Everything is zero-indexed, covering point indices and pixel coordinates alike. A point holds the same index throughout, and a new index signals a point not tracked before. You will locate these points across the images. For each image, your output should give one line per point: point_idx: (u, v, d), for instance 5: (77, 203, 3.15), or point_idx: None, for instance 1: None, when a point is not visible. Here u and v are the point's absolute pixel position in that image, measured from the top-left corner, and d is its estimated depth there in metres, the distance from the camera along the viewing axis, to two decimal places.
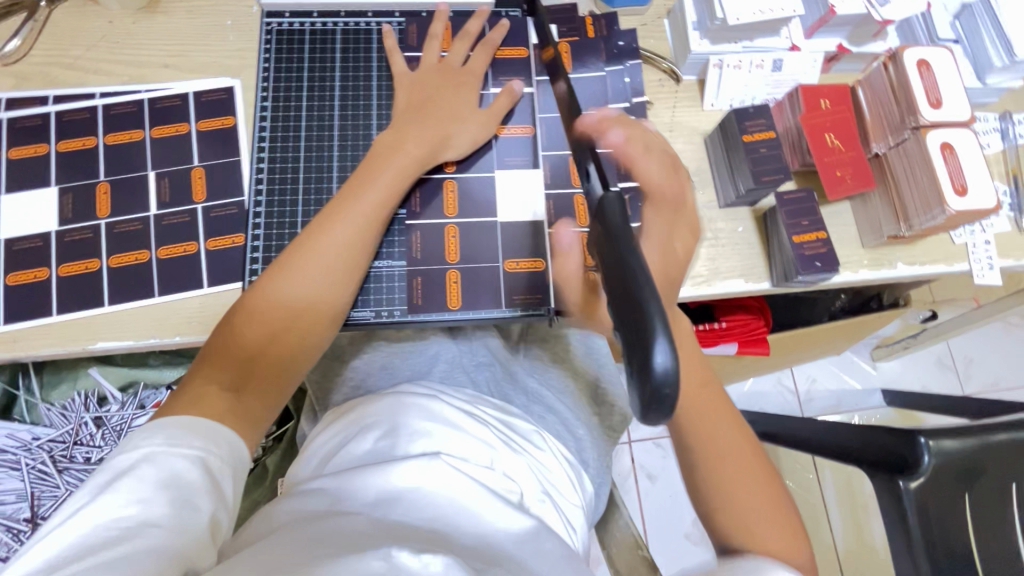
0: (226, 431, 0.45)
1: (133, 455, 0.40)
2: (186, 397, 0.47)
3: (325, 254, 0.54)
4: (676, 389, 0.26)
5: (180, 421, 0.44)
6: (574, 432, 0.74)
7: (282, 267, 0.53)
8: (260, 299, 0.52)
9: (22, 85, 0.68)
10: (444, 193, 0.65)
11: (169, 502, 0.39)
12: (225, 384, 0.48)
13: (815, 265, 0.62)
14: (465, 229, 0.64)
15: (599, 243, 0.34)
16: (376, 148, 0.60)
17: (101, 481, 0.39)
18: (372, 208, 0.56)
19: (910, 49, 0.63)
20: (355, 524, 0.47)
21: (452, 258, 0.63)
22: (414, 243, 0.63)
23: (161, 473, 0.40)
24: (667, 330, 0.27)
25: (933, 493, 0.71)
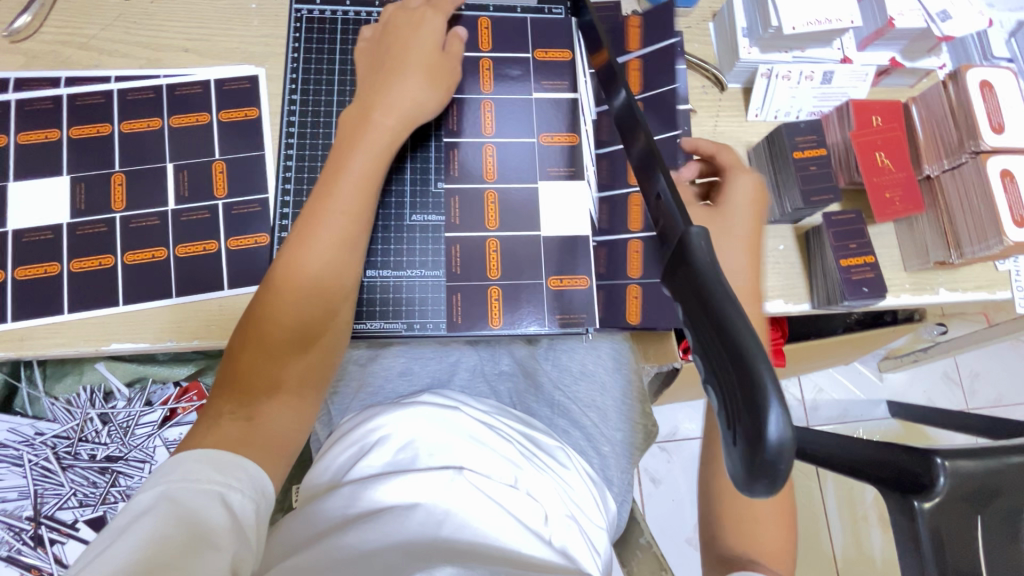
0: (251, 466, 0.42)
1: (152, 494, 0.38)
2: (207, 429, 0.44)
3: (317, 254, 0.51)
4: (791, 462, 0.24)
5: (202, 455, 0.41)
6: (598, 448, 0.73)
7: (281, 280, 0.50)
8: (267, 313, 0.49)
9: (33, 65, 0.64)
10: (485, 207, 0.63)
11: (187, 538, 0.36)
12: (238, 411, 0.46)
13: (863, 291, 0.61)
14: (506, 243, 0.62)
15: (681, 286, 0.32)
16: (344, 129, 0.56)
17: (116, 524, 0.37)
18: (357, 197, 0.53)
19: (973, 69, 0.60)
20: (377, 542, 0.47)
21: (493, 274, 0.61)
22: (453, 257, 0.61)
23: (180, 508, 0.37)
24: (779, 394, 0.25)
25: (948, 519, 0.66)
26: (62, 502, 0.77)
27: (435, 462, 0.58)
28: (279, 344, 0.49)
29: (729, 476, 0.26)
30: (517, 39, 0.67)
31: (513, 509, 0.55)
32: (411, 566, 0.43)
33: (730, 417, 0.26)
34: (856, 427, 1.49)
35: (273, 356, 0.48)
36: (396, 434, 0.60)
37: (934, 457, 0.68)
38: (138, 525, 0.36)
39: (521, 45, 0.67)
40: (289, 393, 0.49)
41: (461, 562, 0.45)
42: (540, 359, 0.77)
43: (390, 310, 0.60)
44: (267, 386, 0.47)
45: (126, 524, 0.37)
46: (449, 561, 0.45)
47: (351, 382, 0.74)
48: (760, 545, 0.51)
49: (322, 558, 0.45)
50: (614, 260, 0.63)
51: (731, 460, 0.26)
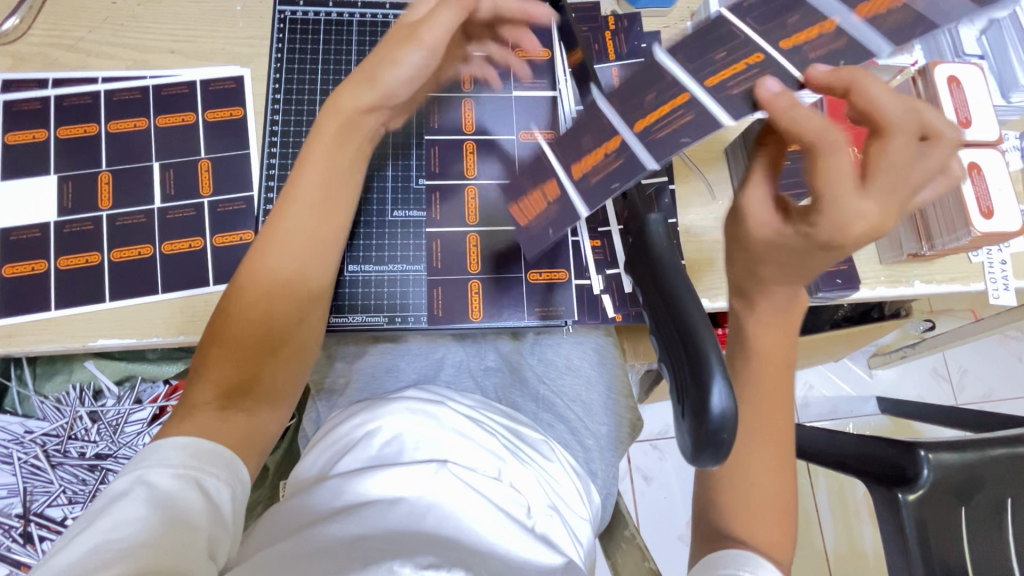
0: (228, 452, 0.43)
1: (129, 479, 0.39)
2: (185, 421, 0.45)
3: (294, 252, 0.51)
4: (735, 432, 0.25)
5: (182, 443, 0.42)
6: (582, 442, 0.74)
7: (256, 278, 0.50)
8: (242, 308, 0.50)
9: (20, 67, 0.65)
10: (466, 203, 0.64)
11: (166, 521, 0.37)
12: (214, 404, 0.47)
13: (836, 282, 0.62)
14: (487, 238, 0.63)
15: (640, 271, 0.33)
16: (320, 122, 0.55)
17: (93, 508, 0.38)
18: (338, 198, 0.54)
19: (941, 65, 0.62)
20: (357, 531, 0.48)
21: (474, 269, 0.62)
22: (434, 252, 0.62)
23: (160, 494, 0.38)
24: (724, 368, 0.26)
25: (932, 510, 0.67)
26: (52, 499, 0.78)
27: (420, 455, 0.59)
28: (254, 339, 0.49)
29: (679, 448, 0.28)
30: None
31: (495, 500, 0.56)
32: (390, 552, 0.44)
33: (680, 391, 0.27)
34: (846, 423, 1.50)
35: (249, 351, 0.49)
36: (381, 428, 0.61)
37: (918, 449, 0.68)
38: (118, 508, 0.37)
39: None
40: (265, 386, 0.50)
41: (439, 549, 0.46)
42: (525, 353, 0.78)
43: (372, 304, 0.61)
44: (245, 380, 0.48)
45: (105, 508, 0.37)
46: (429, 548, 0.46)
47: (338, 378, 0.75)
48: (759, 536, 0.48)
49: (301, 548, 0.46)
50: (609, 252, 0.63)
51: (680, 431, 0.27)
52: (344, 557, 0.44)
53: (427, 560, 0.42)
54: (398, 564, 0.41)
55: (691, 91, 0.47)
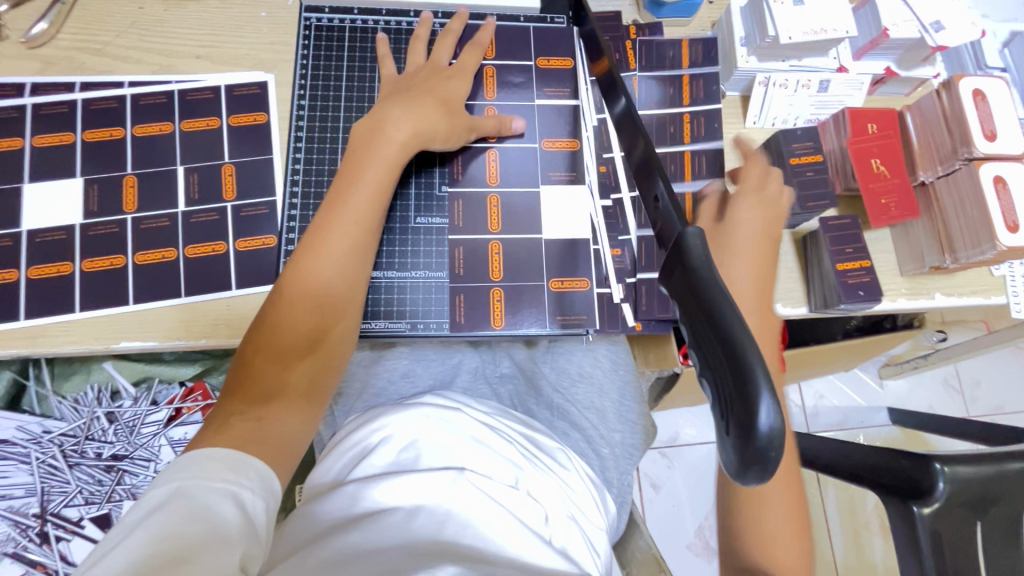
0: (259, 463, 0.43)
1: (165, 489, 0.39)
2: (227, 429, 0.45)
3: (326, 261, 0.53)
4: (781, 449, 0.25)
5: (217, 454, 0.42)
6: (599, 451, 0.73)
7: (290, 286, 0.52)
8: (273, 322, 0.51)
9: (48, 70, 0.66)
10: (488, 210, 0.64)
11: (201, 535, 0.37)
12: (248, 415, 0.47)
13: (858, 294, 0.62)
14: (509, 245, 0.63)
15: (677, 286, 0.33)
16: (358, 136, 0.58)
17: (130, 519, 0.38)
18: (365, 207, 0.55)
19: (965, 79, 0.62)
20: (381, 541, 0.48)
21: (496, 275, 0.62)
22: (457, 259, 0.63)
23: (193, 505, 0.38)
24: (771, 387, 0.25)
25: (950, 525, 0.66)
26: (68, 499, 0.78)
27: (436, 462, 0.59)
28: (283, 346, 0.50)
29: (722, 464, 0.27)
30: (520, 47, 0.69)
31: (512, 509, 0.56)
32: (410, 567, 0.44)
33: (723, 408, 0.27)
34: (857, 433, 1.49)
35: (280, 357, 0.50)
36: (399, 433, 0.61)
37: (934, 462, 0.67)
38: (153, 520, 0.37)
39: (525, 53, 0.69)
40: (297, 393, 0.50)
41: (461, 561, 0.46)
42: (538, 362, 0.78)
43: (395, 310, 0.62)
44: (275, 388, 0.49)
45: (142, 518, 0.38)
46: (450, 559, 0.46)
47: (355, 383, 0.75)
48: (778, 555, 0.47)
49: (324, 556, 0.45)
50: (628, 259, 0.64)
51: (724, 448, 0.27)
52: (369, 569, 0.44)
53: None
54: None
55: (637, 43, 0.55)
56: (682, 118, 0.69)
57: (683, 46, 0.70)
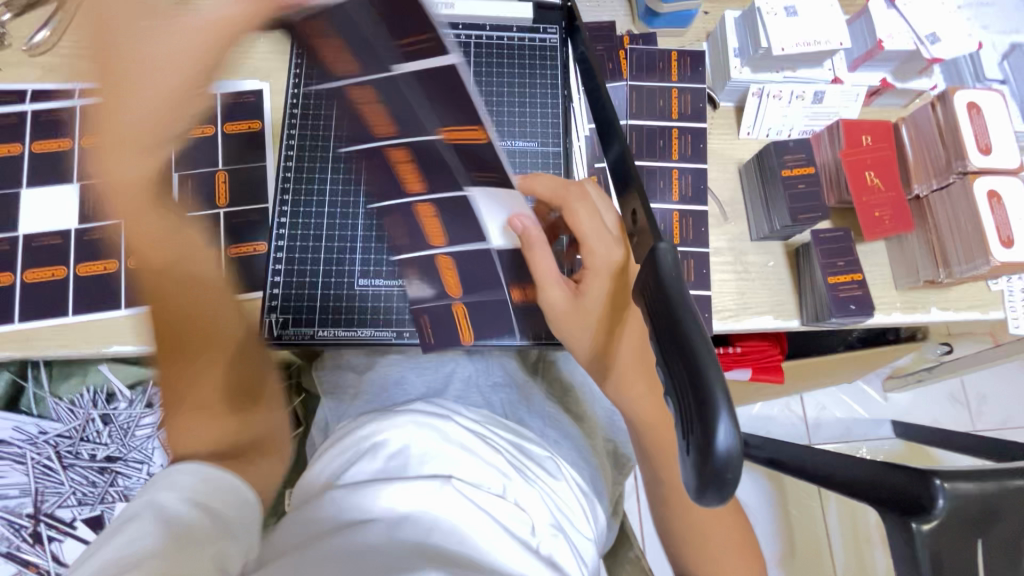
0: (232, 480, 0.46)
1: (141, 502, 0.43)
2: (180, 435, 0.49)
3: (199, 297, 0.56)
4: (739, 470, 0.25)
5: (194, 469, 0.46)
6: (587, 460, 0.74)
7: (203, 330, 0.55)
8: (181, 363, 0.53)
9: (49, 77, 0.67)
10: (441, 272, 0.57)
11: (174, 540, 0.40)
12: (218, 411, 0.51)
13: (850, 308, 0.61)
14: (473, 307, 0.61)
15: (649, 301, 0.32)
16: (110, 63, 0.49)
17: (112, 527, 0.41)
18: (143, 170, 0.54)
19: (960, 91, 0.61)
20: (365, 545, 0.48)
21: (456, 293, 0.59)
22: (425, 328, 0.61)
23: (164, 514, 0.41)
24: (730, 403, 0.25)
25: (948, 543, 0.65)
26: (61, 500, 0.81)
27: (424, 469, 0.58)
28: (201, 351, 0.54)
29: (684, 482, 0.27)
30: None
31: (497, 517, 0.55)
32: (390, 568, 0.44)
33: (684, 424, 0.27)
34: (859, 446, 1.47)
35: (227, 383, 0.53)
36: (388, 440, 0.61)
37: (935, 478, 0.65)
38: (129, 528, 0.40)
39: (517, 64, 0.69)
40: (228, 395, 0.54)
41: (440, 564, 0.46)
42: (528, 371, 0.80)
43: (384, 317, 0.63)
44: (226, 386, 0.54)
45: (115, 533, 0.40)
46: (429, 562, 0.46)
47: (348, 389, 0.76)
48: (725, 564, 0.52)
49: (310, 558, 0.46)
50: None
51: (685, 466, 0.27)
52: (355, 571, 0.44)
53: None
54: None
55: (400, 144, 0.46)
56: (671, 132, 0.69)
57: (672, 58, 0.70)
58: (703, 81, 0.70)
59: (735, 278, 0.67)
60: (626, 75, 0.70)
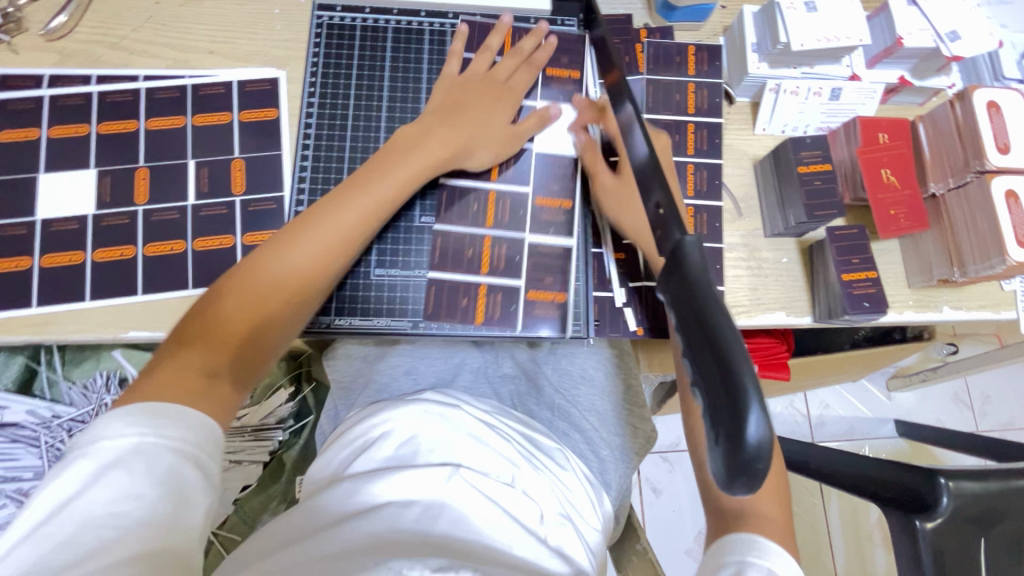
0: (196, 417, 0.42)
1: (121, 444, 0.38)
2: (156, 378, 0.43)
3: (337, 222, 0.52)
4: (769, 461, 0.25)
5: (141, 411, 0.40)
6: (597, 452, 0.73)
7: (338, 202, 0.53)
8: (316, 220, 0.52)
9: (66, 63, 0.67)
10: (486, 205, 0.64)
11: (166, 498, 0.37)
12: (204, 366, 0.45)
13: (864, 305, 0.61)
14: (499, 240, 0.64)
15: (675, 293, 0.32)
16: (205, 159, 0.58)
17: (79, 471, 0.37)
18: (366, 210, 0.54)
19: (980, 89, 0.61)
20: (369, 532, 0.48)
21: (489, 223, 0.64)
22: (436, 247, 0.63)
23: (158, 466, 0.38)
24: (761, 400, 0.25)
25: (950, 541, 0.64)
26: None
27: (435, 458, 0.59)
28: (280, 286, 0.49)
29: (711, 474, 0.27)
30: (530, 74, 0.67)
31: (506, 506, 0.56)
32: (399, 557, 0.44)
33: (714, 417, 0.27)
34: (862, 444, 1.48)
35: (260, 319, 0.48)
36: (398, 429, 0.62)
37: (940, 477, 0.65)
38: (115, 478, 0.37)
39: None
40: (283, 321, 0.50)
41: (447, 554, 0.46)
42: (541, 363, 0.78)
43: (399, 307, 0.63)
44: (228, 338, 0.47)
45: (98, 477, 0.37)
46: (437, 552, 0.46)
47: (358, 378, 0.76)
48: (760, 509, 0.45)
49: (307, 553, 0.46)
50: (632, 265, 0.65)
51: (713, 459, 0.27)
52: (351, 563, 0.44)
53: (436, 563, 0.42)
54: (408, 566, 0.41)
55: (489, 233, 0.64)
56: (687, 127, 0.69)
57: (690, 52, 0.70)
58: (721, 76, 0.70)
59: (749, 274, 0.67)
60: (642, 70, 0.70)
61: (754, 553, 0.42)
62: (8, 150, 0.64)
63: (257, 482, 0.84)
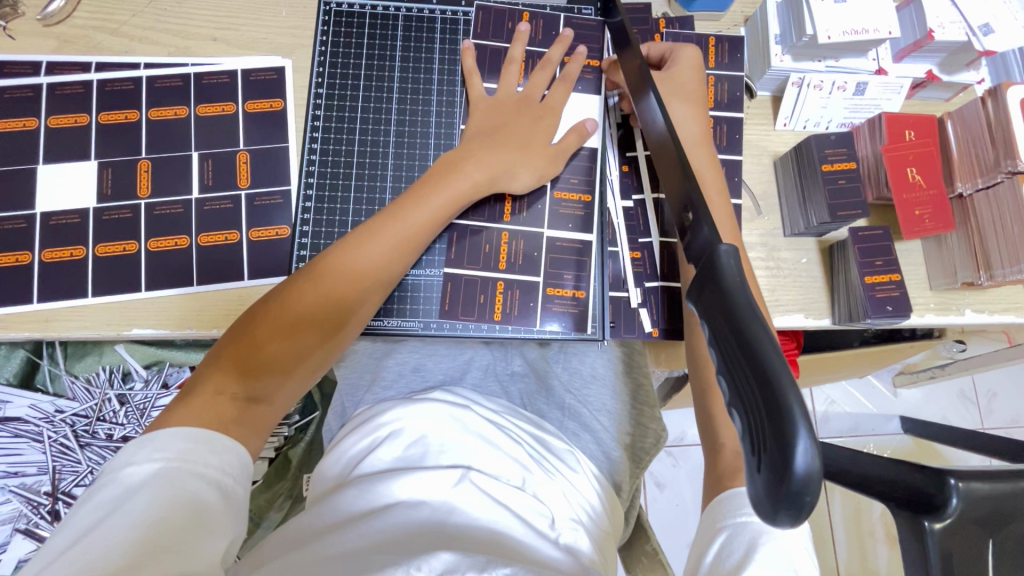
0: (233, 442, 0.43)
1: (143, 469, 0.39)
2: (192, 397, 0.45)
3: (369, 253, 0.51)
4: (818, 493, 0.24)
5: (190, 433, 0.42)
6: (608, 454, 0.72)
7: (373, 231, 0.52)
8: (351, 250, 0.51)
9: (64, 49, 0.64)
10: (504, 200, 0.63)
11: (183, 521, 0.37)
12: (238, 394, 0.46)
13: (886, 309, 0.60)
14: (518, 236, 0.62)
15: (708, 305, 0.31)
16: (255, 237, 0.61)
17: (106, 497, 0.38)
18: (409, 233, 0.54)
19: (1015, 86, 0.58)
20: (376, 533, 0.47)
21: (507, 219, 0.62)
22: (454, 245, 0.62)
23: (176, 489, 0.39)
24: (809, 427, 0.24)
25: (959, 548, 0.55)
26: (79, 478, 0.79)
27: (444, 459, 0.58)
28: (312, 312, 0.49)
29: (752, 500, 0.26)
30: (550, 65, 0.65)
31: (516, 510, 0.54)
32: (407, 557, 0.42)
33: (756, 441, 0.26)
34: (867, 441, 1.47)
35: (292, 349, 0.48)
36: (407, 429, 0.61)
37: (950, 476, 0.56)
38: (133, 503, 0.37)
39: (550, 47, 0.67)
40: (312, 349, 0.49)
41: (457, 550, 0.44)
42: (551, 361, 0.77)
43: (408, 307, 0.62)
44: (274, 364, 0.47)
45: (119, 503, 0.38)
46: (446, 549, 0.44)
47: (366, 374, 0.75)
48: None
49: (311, 557, 0.44)
50: (648, 264, 0.64)
51: (754, 485, 0.26)
52: (357, 564, 0.42)
53: (443, 562, 0.40)
54: (415, 565, 0.40)
55: (507, 228, 0.62)
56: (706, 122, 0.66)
57: (710, 43, 0.68)
58: (742, 69, 0.68)
59: (767, 274, 0.65)
60: None
61: (745, 512, 0.43)
62: (5, 140, 0.62)
63: (262, 480, 0.83)
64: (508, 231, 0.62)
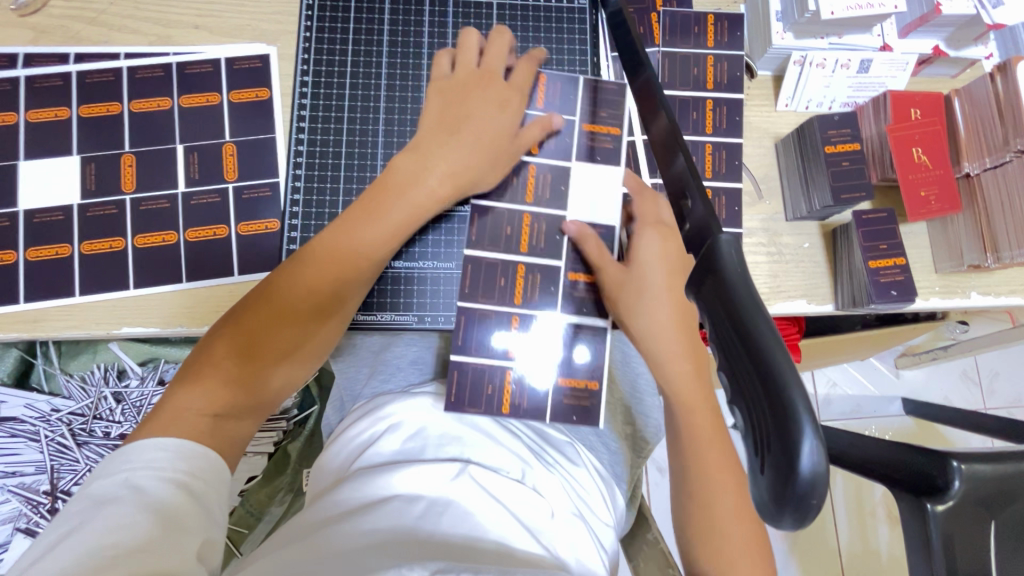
0: (214, 456, 0.43)
1: (114, 481, 0.39)
2: (163, 414, 0.44)
3: (322, 274, 0.51)
4: (824, 496, 0.23)
5: (168, 445, 0.41)
6: (608, 444, 0.71)
7: (330, 251, 0.51)
8: (305, 271, 0.50)
9: (41, 40, 0.62)
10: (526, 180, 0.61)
11: (156, 527, 0.37)
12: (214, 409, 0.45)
13: (891, 294, 0.59)
14: (542, 218, 0.61)
15: (707, 300, 0.29)
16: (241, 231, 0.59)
17: (76, 509, 0.37)
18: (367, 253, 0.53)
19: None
20: (373, 529, 0.46)
21: (529, 199, 0.61)
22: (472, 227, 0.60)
23: (147, 497, 0.38)
24: (815, 421, 0.23)
25: (961, 533, 0.54)
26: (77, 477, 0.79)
27: (444, 452, 0.57)
28: (273, 335, 0.49)
29: (754, 503, 0.25)
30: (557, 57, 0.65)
31: (516, 505, 0.53)
32: (401, 559, 0.41)
33: (759, 444, 0.25)
34: (869, 423, 1.47)
35: (259, 367, 0.48)
36: (405, 422, 0.60)
37: (952, 458, 0.54)
38: (104, 512, 0.37)
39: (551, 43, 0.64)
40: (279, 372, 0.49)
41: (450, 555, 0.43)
42: None
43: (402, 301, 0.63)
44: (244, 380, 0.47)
45: (90, 512, 0.37)
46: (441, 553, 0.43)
47: (363, 367, 0.74)
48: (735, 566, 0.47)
49: (305, 555, 0.43)
50: None
51: (757, 487, 0.25)
52: (351, 566, 0.41)
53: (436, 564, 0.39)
54: (407, 568, 0.39)
55: (529, 210, 0.61)
56: (705, 104, 0.64)
57: (709, 21, 0.65)
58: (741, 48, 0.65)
59: (769, 259, 0.64)
60: (659, 40, 0.65)
61: None
62: None
63: (263, 474, 0.84)
64: (531, 214, 0.61)
